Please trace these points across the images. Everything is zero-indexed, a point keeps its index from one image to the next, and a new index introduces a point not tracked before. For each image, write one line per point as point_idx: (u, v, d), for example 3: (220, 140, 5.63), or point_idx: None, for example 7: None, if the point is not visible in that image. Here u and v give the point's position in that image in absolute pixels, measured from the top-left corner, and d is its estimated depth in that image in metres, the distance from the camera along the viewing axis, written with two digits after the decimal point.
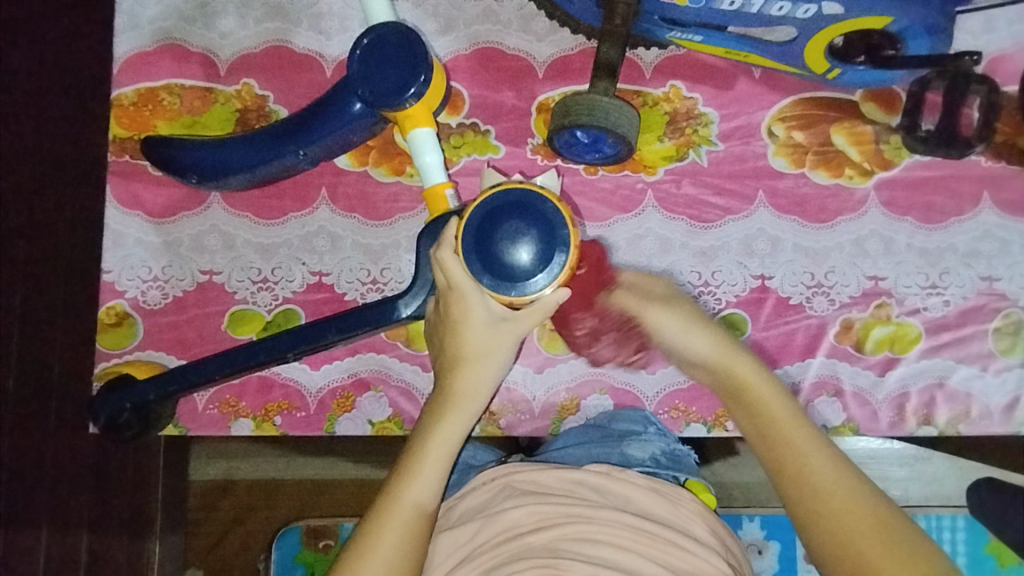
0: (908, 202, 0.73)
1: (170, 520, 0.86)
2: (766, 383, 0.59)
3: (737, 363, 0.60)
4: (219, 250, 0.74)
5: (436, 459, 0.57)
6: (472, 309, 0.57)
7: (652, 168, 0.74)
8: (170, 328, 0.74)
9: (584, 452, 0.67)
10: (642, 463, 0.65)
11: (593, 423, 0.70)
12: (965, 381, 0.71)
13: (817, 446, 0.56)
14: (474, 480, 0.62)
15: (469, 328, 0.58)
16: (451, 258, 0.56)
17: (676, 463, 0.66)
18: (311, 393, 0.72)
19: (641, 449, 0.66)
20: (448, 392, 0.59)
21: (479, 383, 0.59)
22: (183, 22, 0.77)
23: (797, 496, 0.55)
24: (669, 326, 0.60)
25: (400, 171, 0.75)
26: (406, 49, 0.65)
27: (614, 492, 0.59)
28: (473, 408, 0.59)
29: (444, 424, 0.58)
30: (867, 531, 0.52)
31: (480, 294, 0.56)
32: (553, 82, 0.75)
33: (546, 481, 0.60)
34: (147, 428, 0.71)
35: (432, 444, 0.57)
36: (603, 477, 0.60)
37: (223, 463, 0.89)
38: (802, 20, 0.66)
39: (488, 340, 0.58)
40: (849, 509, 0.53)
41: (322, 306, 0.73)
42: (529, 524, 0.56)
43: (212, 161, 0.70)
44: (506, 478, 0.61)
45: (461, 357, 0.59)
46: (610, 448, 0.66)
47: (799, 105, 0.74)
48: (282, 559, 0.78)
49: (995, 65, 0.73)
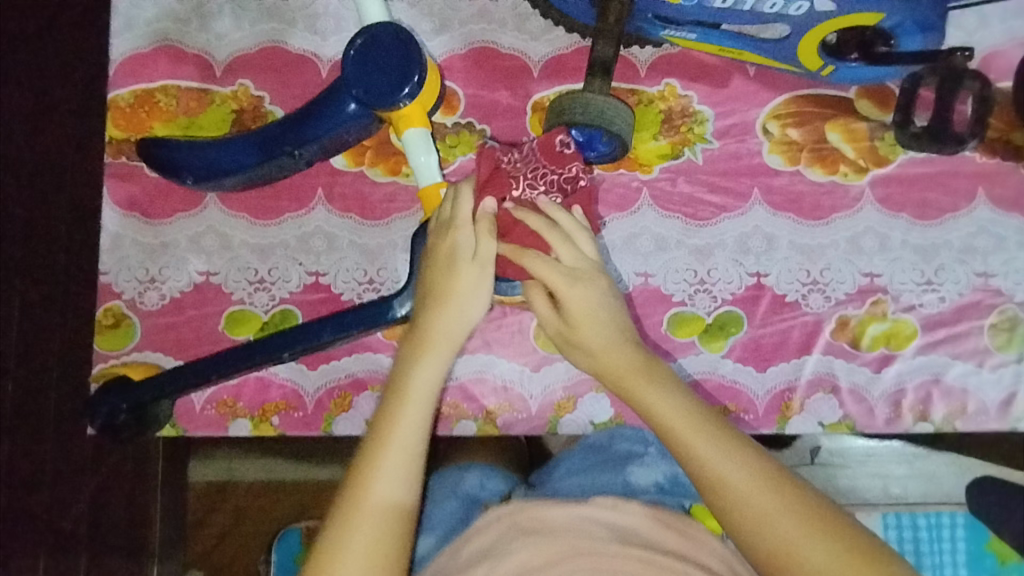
0: (904, 199, 0.73)
1: (168, 526, 0.83)
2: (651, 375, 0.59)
3: (636, 369, 0.59)
4: (215, 251, 0.74)
5: (417, 402, 0.58)
6: (460, 243, 0.61)
7: (647, 166, 0.75)
8: (167, 329, 0.74)
9: (588, 481, 0.67)
10: (646, 491, 0.66)
11: (592, 444, 0.70)
12: (961, 377, 0.71)
13: (703, 424, 0.55)
14: (484, 519, 0.62)
15: (453, 267, 0.61)
16: (452, 191, 0.63)
17: (680, 489, 0.67)
18: (308, 393, 0.73)
19: (644, 476, 0.67)
20: (422, 332, 0.60)
21: (455, 322, 0.60)
22: (179, 23, 0.77)
23: (725, 508, 0.53)
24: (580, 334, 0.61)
25: (396, 170, 0.75)
26: (400, 49, 0.65)
27: (623, 527, 0.59)
28: (450, 348, 0.60)
29: (424, 364, 0.60)
30: (752, 488, 0.53)
31: (468, 227, 0.61)
32: (548, 81, 0.75)
33: (552, 518, 0.60)
34: (144, 429, 0.71)
35: (414, 386, 0.59)
36: (611, 510, 0.60)
37: (223, 464, 0.84)
38: (795, 18, 0.66)
39: (457, 272, 0.61)
40: (780, 516, 0.52)
41: (319, 306, 0.73)
42: (539, 563, 0.56)
43: (206, 162, 0.70)
44: (511, 517, 0.61)
45: (437, 300, 0.61)
46: (614, 476, 0.67)
47: (794, 102, 0.75)
48: (281, 561, 0.78)
49: (988, 62, 0.73)
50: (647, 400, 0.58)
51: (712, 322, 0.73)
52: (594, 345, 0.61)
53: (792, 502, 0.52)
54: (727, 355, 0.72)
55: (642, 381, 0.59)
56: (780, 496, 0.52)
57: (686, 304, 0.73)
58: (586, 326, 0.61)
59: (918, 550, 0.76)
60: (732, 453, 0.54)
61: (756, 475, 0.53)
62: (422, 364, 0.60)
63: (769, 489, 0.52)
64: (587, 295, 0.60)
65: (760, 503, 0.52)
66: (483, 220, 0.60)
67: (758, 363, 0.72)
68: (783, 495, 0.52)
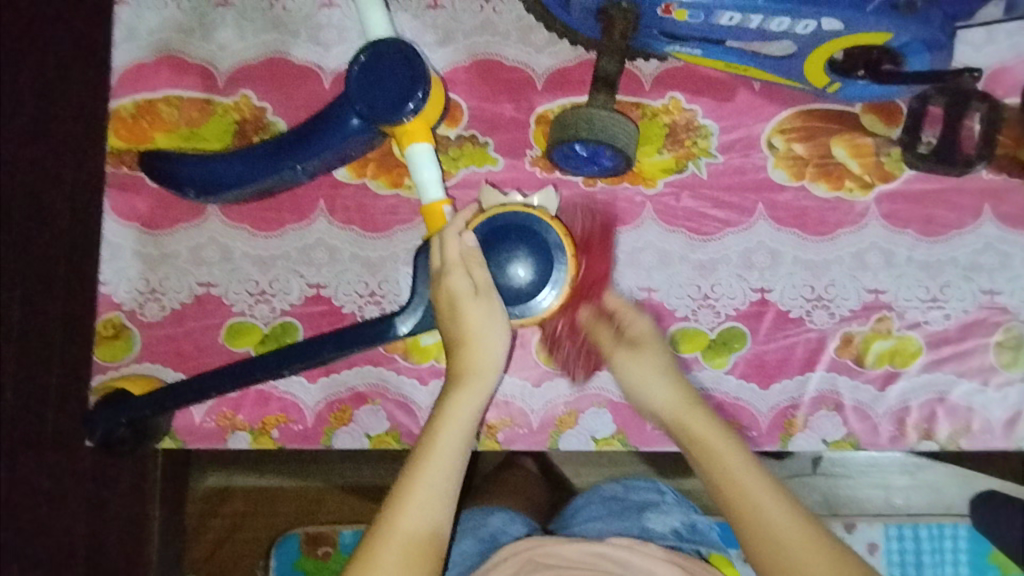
0: (909, 215, 0.73)
1: (165, 533, 0.81)
2: (696, 405, 0.62)
3: (683, 402, 0.63)
4: (216, 262, 0.74)
5: (452, 436, 0.59)
6: (462, 285, 0.60)
7: (651, 180, 0.74)
8: (166, 340, 0.73)
9: (606, 526, 0.67)
10: (664, 537, 0.65)
11: (610, 495, 0.71)
12: (966, 396, 0.71)
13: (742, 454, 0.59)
14: (497, 555, 0.62)
15: (462, 307, 0.60)
16: (436, 241, 0.62)
17: (697, 536, 0.66)
18: (308, 406, 0.72)
19: (661, 523, 0.66)
20: (459, 366, 0.61)
21: (488, 359, 0.62)
22: (181, 33, 0.76)
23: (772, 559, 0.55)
24: (636, 371, 0.65)
25: (398, 182, 0.74)
26: (403, 64, 0.65)
27: (639, 565, 0.59)
28: (483, 388, 0.61)
29: (460, 399, 0.61)
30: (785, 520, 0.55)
31: (459, 269, 0.60)
32: (552, 94, 0.75)
33: (566, 555, 0.60)
34: (142, 441, 0.71)
35: (449, 422, 0.60)
36: (625, 549, 0.60)
37: (228, 470, 0.83)
38: (801, 36, 0.65)
39: (484, 308, 0.60)
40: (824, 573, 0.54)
41: (319, 319, 0.73)
42: None
43: (209, 177, 0.70)
44: (527, 554, 0.61)
45: (462, 337, 0.61)
46: (630, 522, 0.67)
47: (799, 117, 0.74)
48: (280, 565, 0.79)
49: (995, 77, 0.72)
50: (693, 423, 0.61)
51: (715, 338, 0.72)
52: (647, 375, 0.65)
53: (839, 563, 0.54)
54: (730, 371, 0.72)
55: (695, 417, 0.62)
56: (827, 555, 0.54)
57: (690, 319, 0.73)
58: (647, 357, 0.65)
59: (920, 562, 0.76)
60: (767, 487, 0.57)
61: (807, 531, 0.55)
62: (455, 403, 0.61)
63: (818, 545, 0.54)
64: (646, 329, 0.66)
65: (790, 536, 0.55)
66: (473, 253, 0.61)
67: (762, 380, 0.72)
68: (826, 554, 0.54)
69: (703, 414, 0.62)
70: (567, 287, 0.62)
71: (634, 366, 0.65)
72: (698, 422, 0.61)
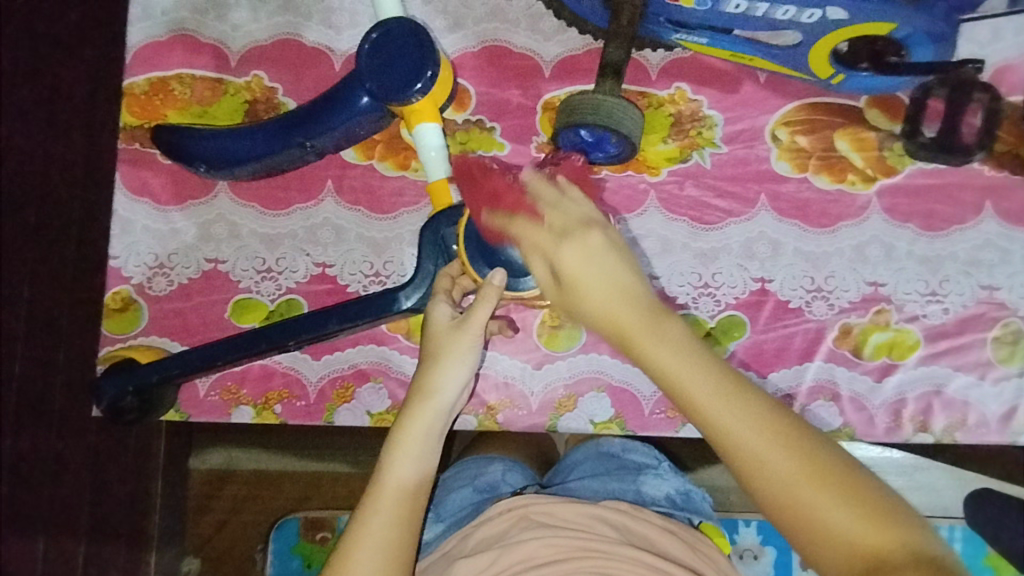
0: (911, 209, 0.73)
1: (167, 512, 0.87)
2: (666, 339, 0.49)
3: (653, 336, 0.49)
4: (224, 239, 0.75)
5: (410, 451, 0.58)
6: (434, 312, 0.62)
7: (655, 169, 0.75)
8: (174, 314, 0.74)
9: (602, 486, 0.68)
10: (657, 502, 0.68)
11: (605, 452, 0.73)
12: (962, 389, 0.71)
13: (724, 390, 0.47)
14: (492, 509, 0.64)
15: (435, 330, 0.61)
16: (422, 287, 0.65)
17: (690, 505, 0.69)
18: (311, 382, 0.73)
19: (656, 488, 0.69)
20: (423, 389, 0.60)
21: (451, 377, 0.60)
22: (196, 13, 0.78)
23: (763, 490, 0.46)
24: (586, 268, 0.51)
25: (405, 165, 0.76)
26: (414, 45, 0.66)
27: (637, 530, 0.62)
28: (444, 405, 0.60)
29: (416, 417, 0.59)
30: (792, 465, 0.46)
31: (443, 299, 0.62)
32: (559, 81, 0.76)
33: (563, 514, 0.62)
34: (149, 413, 0.72)
35: (408, 436, 0.59)
36: (622, 514, 0.63)
37: (227, 452, 0.90)
38: (807, 26, 0.66)
39: (456, 340, 0.60)
40: (819, 495, 0.45)
41: (324, 297, 0.74)
42: (544, 556, 0.58)
43: (220, 151, 0.71)
44: (523, 510, 0.63)
45: (428, 354, 0.61)
46: (626, 484, 0.69)
47: (804, 109, 0.75)
48: (278, 550, 0.80)
49: (999, 75, 0.73)
50: (653, 355, 0.49)
51: (715, 326, 0.73)
52: (596, 294, 0.51)
53: (830, 482, 0.45)
54: (729, 358, 0.73)
55: (658, 340, 0.49)
56: (818, 477, 0.45)
57: (690, 307, 0.73)
58: (586, 250, 0.51)
59: None
60: (769, 426, 0.46)
61: (800, 453, 0.46)
62: (413, 416, 0.59)
63: (808, 462, 0.46)
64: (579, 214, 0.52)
65: (801, 479, 0.45)
66: (483, 289, 0.58)
67: (760, 368, 0.72)
68: (819, 475, 0.46)
69: (676, 347, 0.49)
70: None
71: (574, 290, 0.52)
72: (670, 361, 0.48)
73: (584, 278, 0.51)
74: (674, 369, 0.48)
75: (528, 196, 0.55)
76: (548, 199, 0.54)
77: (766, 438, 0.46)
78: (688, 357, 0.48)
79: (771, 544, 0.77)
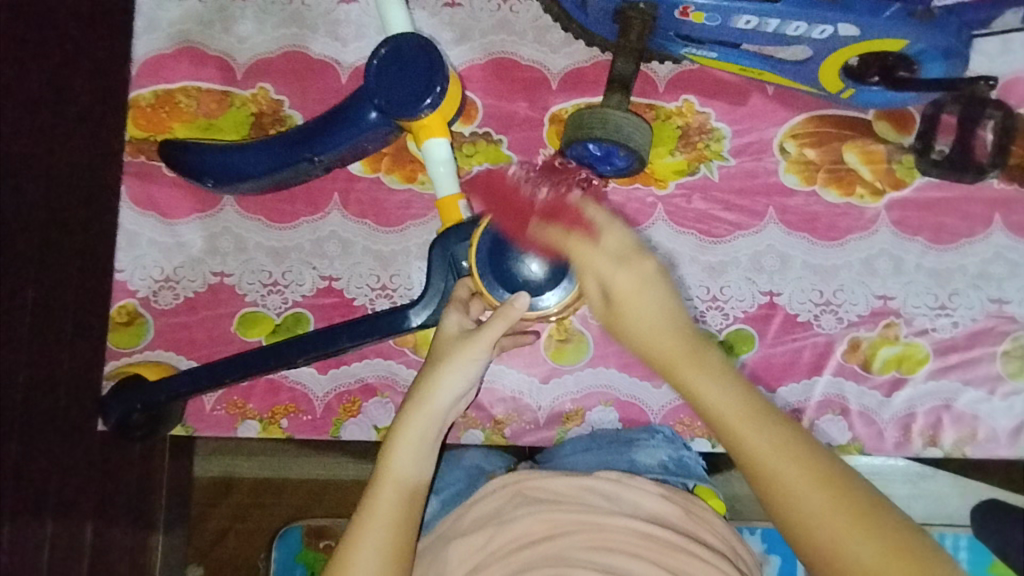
0: (919, 223, 0.73)
1: (174, 513, 0.85)
2: (704, 368, 0.50)
3: (692, 363, 0.51)
4: (230, 252, 0.75)
5: (403, 455, 0.56)
6: (447, 325, 0.60)
7: (663, 182, 0.75)
8: (180, 327, 0.74)
9: (594, 459, 0.66)
10: (652, 470, 0.65)
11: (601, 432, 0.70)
12: (972, 404, 0.71)
13: (757, 417, 0.48)
14: (486, 486, 0.62)
15: (444, 341, 0.59)
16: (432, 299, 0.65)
17: (685, 470, 0.66)
18: (317, 397, 0.73)
19: (650, 456, 0.66)
20: (421, 388, 0.57)
21: (452, 382, 0.57)
22: (202, 25, 0.78)
23: (800, 524, 0.46)
24: (637, 288, 0.52)
25: (412, 177, 0.75)
26: (423, 61, 0.66)
27: (627, 498, 0.59)
28: (439, 410, 0.57)
29: (410, 420, 0.57)
30: (821, 497, 0.46)
31: (454, 311, 0.60)
32: (567, 93, 0.75)
33: (557, 488, 0.60)
34: (157, 428, 0.72)
35: (401, 438, 0.56)
36: (612, 482, 0.60)
37: (225, 461, 0.85)
38: (818, 41, 0.66)
39: (461, 348, 0.57)
40: (843, 526, 0.45)
41: (331, 311, 0.74)
42: (541, 532, 0.56)
43: (228, 167, 0.70)
44: (516, 487, 0.61)
45: (431, 361, 0.59)
46: (619, 455, 0.66)
47: (812, 122, 0.75)
48: (282, 558, 0.79)
49: (1008, 89, 0.73)
50: (690, 382, 0.50)
51: (723, 339, 0.73)
52: (645, 316, 0.52)
53: (863, 518, 0.45)
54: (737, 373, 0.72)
55: (695, 367, 0.50)
56: (855, 520, 0.45)
57: (698, 321, 0.73)
58: (637, 271, 0.52)
59: None
60: (796, 456, 0.47)
61: (832, 489, 0.46)
62: (407, 419, 0.57)
63: (836, 497, 0.46)
64: (627, 242, 0.53)
65: (832, 514, 0.45)
66: (503, 308, 0.57)
67: (768, 383, 0.72)
68: (858, 517, 0.45)
69: (716, 374, 0.50)
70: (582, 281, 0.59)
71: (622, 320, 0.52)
72: (709, 387, 0.50)
73: (636, 298, 0.52)
74: (711, 396, 0.50)
75: (578, 217, 0.54)
76: (600, 221, 0.53)
77: (804, 473, 0.46)
78: (724, 384, 0.50)
79: (776, 552, 0.72)
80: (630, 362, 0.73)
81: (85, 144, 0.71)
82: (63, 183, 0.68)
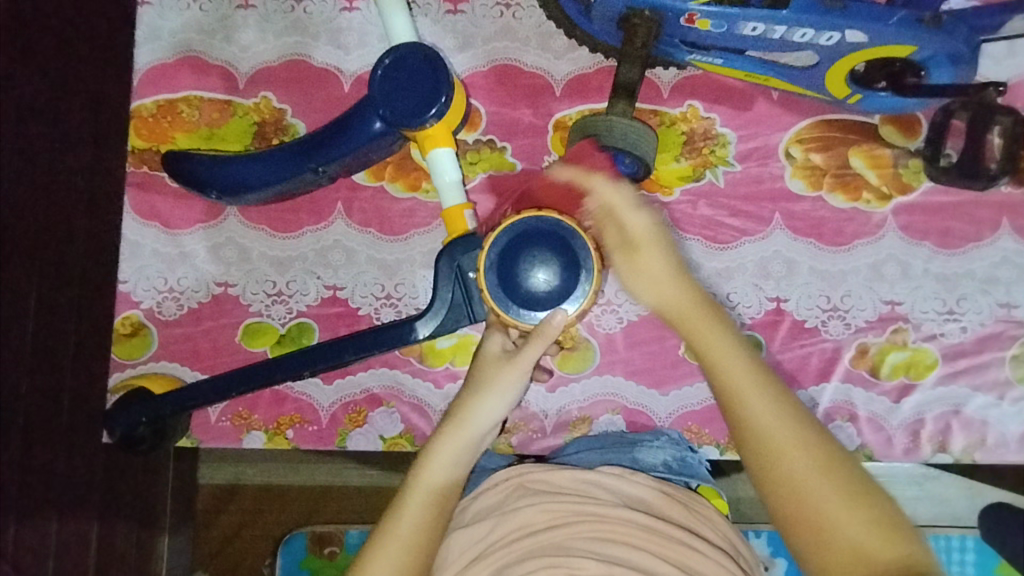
0: (927, 227, 0.73)
1: (178, 513, 0.84)
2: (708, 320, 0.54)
3: (695, 315, 0.55)
4: (234, 262, 0.75)
5: (439, 464, 0.56)
6: (489, 345, 0.61)
7: (668, 188, 0.74)
8: (184, 339, 0.74)
9: (596, 457, 0.66)
10: (654, 469, 0.64)
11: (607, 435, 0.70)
12: (981, 410, 0.71)
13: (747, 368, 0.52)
14: (487, 481, 0.61)
15: (485, 360, 0.60)
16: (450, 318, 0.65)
17: (687, 470, 0.65)
18: (323, 407, 0.73)
19: (652, 455, 0.66)
20: (460, 412, 0.57)
21: (492, 401, 0.58)
22: (204, 34, 0.77)
23: (771, 473, 0.48)
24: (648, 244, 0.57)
25: (415, 186, 0.75)
26: (426, 70, 0.66)
27: (628, 492, 0.59)
28: (482, 427, 0.57)
29: (451, 432, 0.57)
30: (796, 447, 0.48)
31: (497, 331, 0.61)
32: (571, 100, 0.75)
33: (559, 480, 0.59)
34: (161, 441, 0.72)
35: (439, 447, 0.56)
36: (614, 477, 0.60)
37: (231, 468, 0.84)
38: (824, 48, 0.65)
39: (504, 369, 0.58)
40: (815, 481, 0.47)
41: (336, 320, 0.73)
42: (542, 522, 0.56)
43: (231, 179, 0.70)
44: (518, 479, 0.60)
45: (473, 380, 0.60)
46: (622, 454, 0.66)
47: (819, 127, 0.74)
48: (286, 565, 0.75)
49: (1015, 92, 0.73)
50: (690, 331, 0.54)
51: None
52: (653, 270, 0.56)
53: (835, 474, 0.47)
54: None
55: (694, 320, 0.55)
56: (825, 474, 0.47)
57: None
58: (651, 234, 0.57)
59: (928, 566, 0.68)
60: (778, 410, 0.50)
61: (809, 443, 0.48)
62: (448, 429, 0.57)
63: (810, 452, 0.48)
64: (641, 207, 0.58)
65: (803, 468, 0.47)
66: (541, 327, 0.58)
67: None
68: (828, 467, 0.47)
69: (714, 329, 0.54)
70: (597, 282, 0.59)
71: (637, 272, 0.57)
72: (705, 336, 0.54)
73: (649, 252, 0.57)
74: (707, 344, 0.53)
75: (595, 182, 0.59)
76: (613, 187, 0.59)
77: (782, 424, 0.49)
78: (723, 338, 0.53)
79: (782, 556, 0.69)
80: (637, 370, 0.73)
81: (87, 156, 0.70)
82: (64, 197, 0.67)
